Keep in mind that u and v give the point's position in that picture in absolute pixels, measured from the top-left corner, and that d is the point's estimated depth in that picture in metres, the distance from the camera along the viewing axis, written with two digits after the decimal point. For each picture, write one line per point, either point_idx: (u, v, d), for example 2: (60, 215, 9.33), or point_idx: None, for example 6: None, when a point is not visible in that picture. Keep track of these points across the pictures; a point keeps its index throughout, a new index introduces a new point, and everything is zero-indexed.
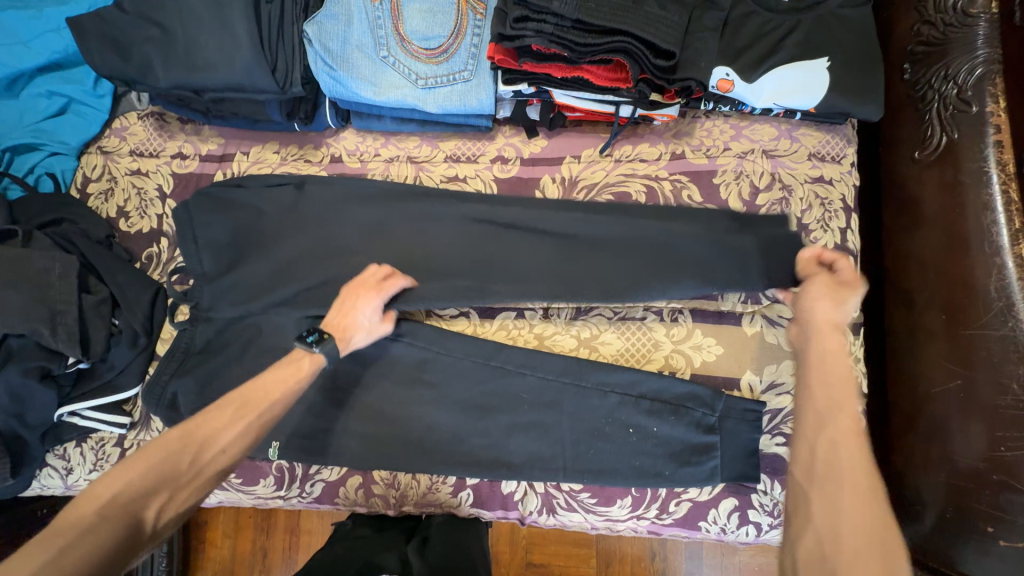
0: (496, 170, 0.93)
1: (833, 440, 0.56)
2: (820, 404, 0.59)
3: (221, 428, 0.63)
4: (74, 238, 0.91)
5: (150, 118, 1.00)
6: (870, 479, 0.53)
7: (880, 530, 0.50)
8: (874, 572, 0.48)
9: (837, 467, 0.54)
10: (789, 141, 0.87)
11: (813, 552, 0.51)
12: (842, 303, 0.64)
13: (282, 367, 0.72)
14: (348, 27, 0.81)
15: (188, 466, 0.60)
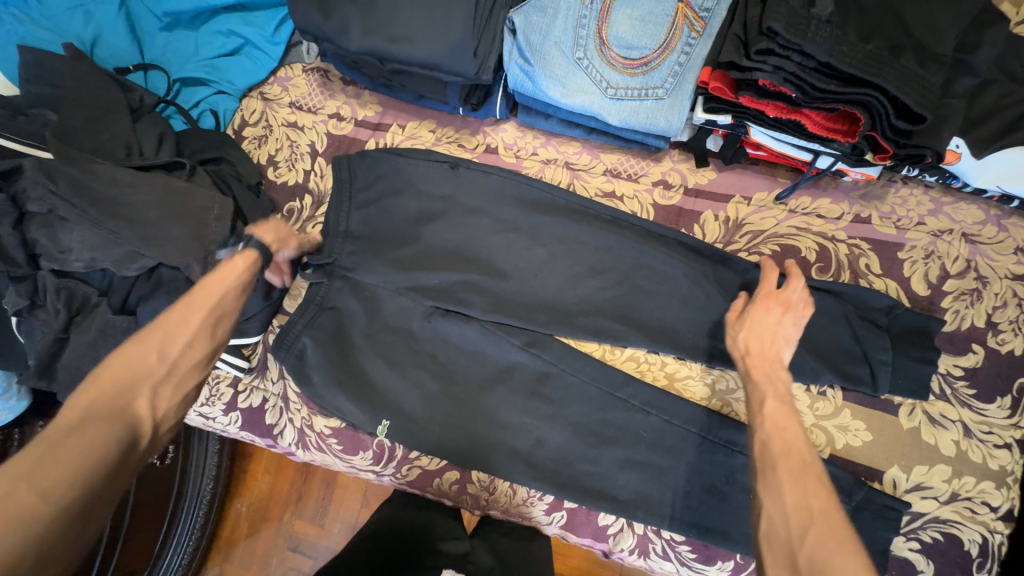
0: (657, 194, 0.88)
1: (764, 437, 0.60)
2: (752, 413, 0.63)
3: (184, 321, 0.64)
4: (229, 179, 0.92)
5: (314, 73, 1.00)
6: (806, 466, 0.56)
7: (822, 510, 0.52)
8: (823, 551, 0.49)
9: (774, 461, 0.57)
10: (995, 229, 0.79)
11: (776, 544, 0.52)
12: (766, 317, 0.71)
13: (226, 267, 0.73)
14: (552, 22, 0.77)
15: (160, 362, 0.60)
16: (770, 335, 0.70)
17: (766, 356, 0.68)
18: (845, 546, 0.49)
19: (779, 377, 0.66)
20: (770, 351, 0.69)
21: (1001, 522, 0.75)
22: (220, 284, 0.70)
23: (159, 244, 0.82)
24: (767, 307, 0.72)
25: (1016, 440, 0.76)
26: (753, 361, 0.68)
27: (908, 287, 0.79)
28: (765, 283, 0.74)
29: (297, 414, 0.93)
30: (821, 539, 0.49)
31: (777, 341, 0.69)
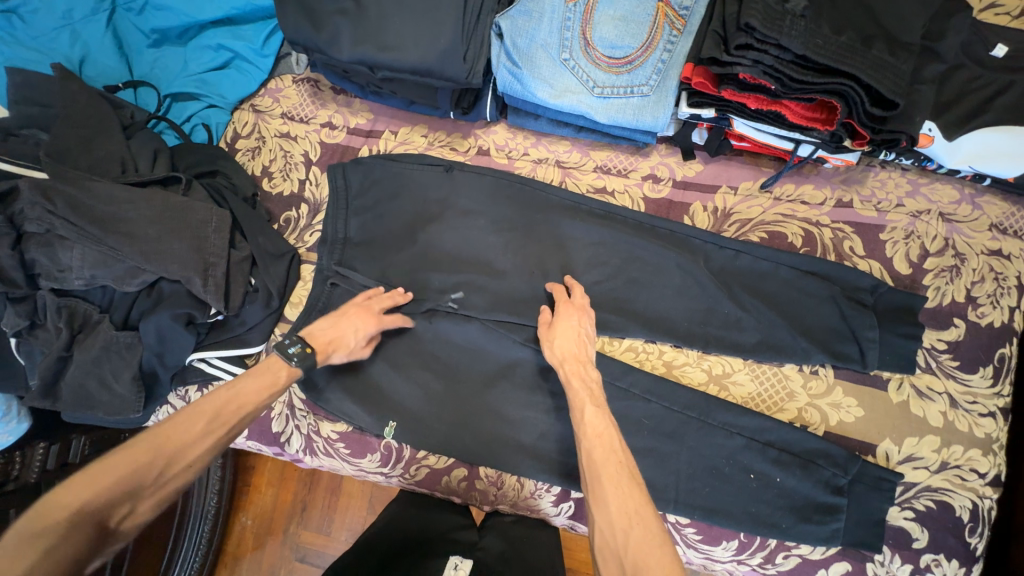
0: (647, 188, 0.90)
1: (586, 449, 0.65)
2: (576, 423, 0.69)
3: (192, 427, 0.62)
4: (225, 191, 0.93)
5: (304, 84, 1.01)
6: (620, 467, 0.62)
7: (635, 508, 0.58)
8: (638, 548, 0.55)
9: (597, 470, 0.63)
10: (970, 207, 0.82)
11: (608, 554, 0.57)
12: (570, 321, 0.78)
13: (262, 377, 0.70)
14: (538, 25, 0.79)
15: (156, 480, 0.58)
16: (580, 335, 0.77)
17: (577, 358, 0.75)
18: (657, 544, 0.55)
19: (590, 377, 0.73)
20: (580, 352, 0.75)
21: (989, 488, 0.78)
22: (245, 394, 0.67)
23: (159, 258, 0.82)
24: (569, 312, 0.79)
25: (999, 409, 0.79)
26: (569, 366, 0.74)
27: (891, 266, 0.82)
28: (560, 296, 0.82)
29: (303, 421, 0.94)
30: (640, 539, 0.56)
31: (587, 340, 0.76)
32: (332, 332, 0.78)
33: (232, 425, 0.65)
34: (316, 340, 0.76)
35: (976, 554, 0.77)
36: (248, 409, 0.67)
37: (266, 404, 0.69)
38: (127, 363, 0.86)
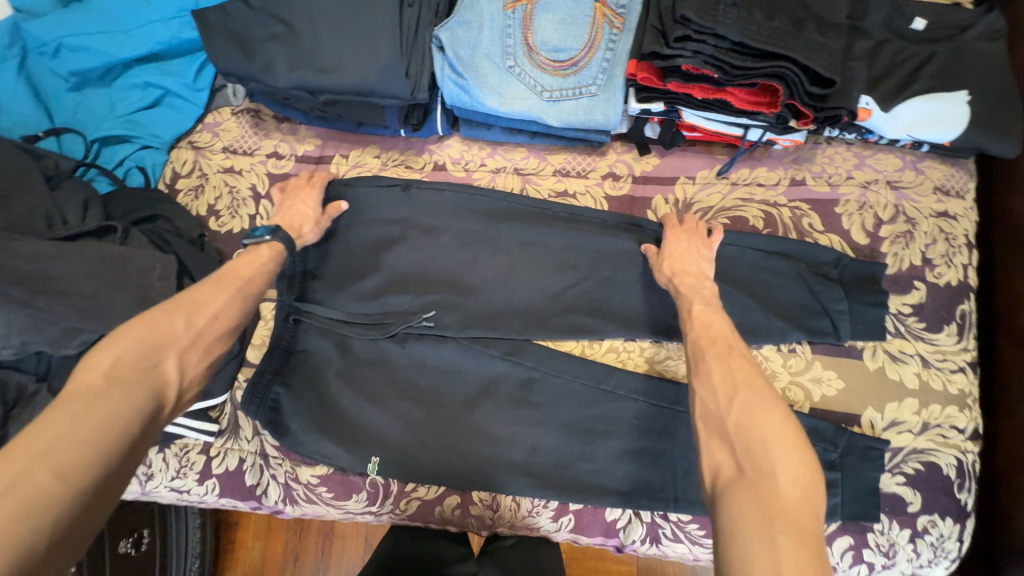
0: (607, 187, 0.90)
1: (695, 333, 0.69)
2: (684, 318, 0.72)
3: (206, 297, 0.67)
4: (168, 236, 0.87)
5: (244, 115, 0.96)
6: (730, 348, 0.66)
7: (745, 378, 0.62)
8: (748, 408, 0.59)
9: (703, 350, 0.66)
10: (913, 173, 0.85)
11: (710, 418, 0.61)
12: (679, 244, 0.79)
13: (248, 254, 0.75)
14: (478, 35, 0.78)
15: (185, 329, 0.63)
16: (698, 258, 0.78)
17: (691, 273, 0.76)
18: (769, 408, 0.59)
19: (704, 286, 0.75)
20: (691, 269, 0.76)
21: (970, 442, 0.80)
22: (246, 266, 0.73)
23: (99, 315, 0.76)
24: (678, 236, 0.80)
25: (968, 363, 0.82)
26: (680, 280, 0.75)
27: (850, 238, 0.84)
28: (669, 220, 0.83)
29: (279, 469, 0.88)
30: (746, 404, 0.59)
31: (705, 264, 0.77)
32: (289, 216, 0.82)
33: (241, 290, 0.70)
34: (280, 224, 0.81)
35: (967, 509, 0.79)
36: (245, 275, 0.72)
37: (261, 269, 0.74)
38: None
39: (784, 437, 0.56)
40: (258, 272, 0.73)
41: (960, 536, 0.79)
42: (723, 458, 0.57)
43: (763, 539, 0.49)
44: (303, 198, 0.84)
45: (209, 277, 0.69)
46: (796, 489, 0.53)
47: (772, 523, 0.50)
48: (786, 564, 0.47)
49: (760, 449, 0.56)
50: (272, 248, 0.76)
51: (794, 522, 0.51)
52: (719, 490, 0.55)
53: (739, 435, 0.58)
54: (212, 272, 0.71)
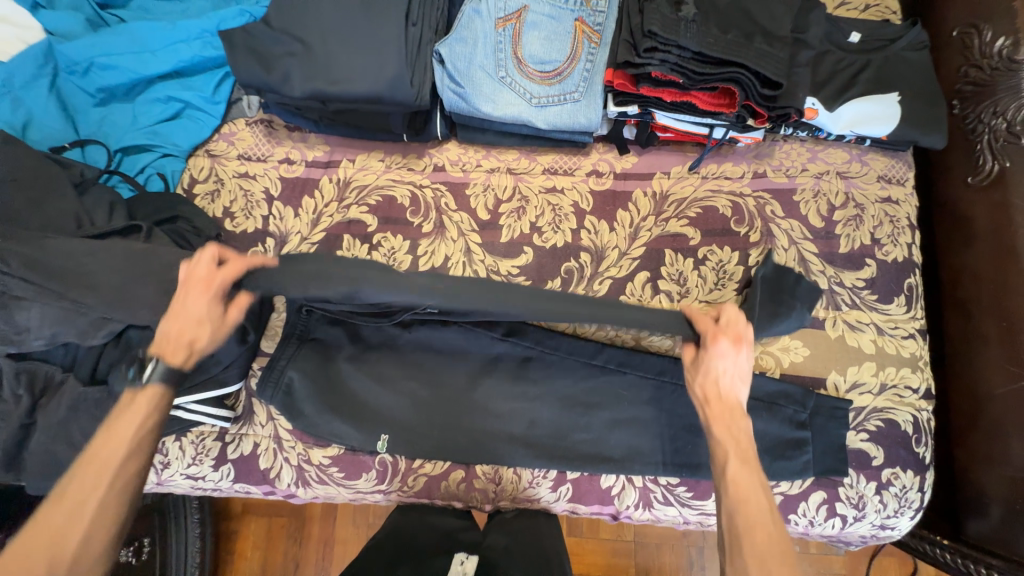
0: (592, 182, 1.00)
1: (731, 510, 0.69)
2: (719, 479, 0.72)
3: (59, 515, 0.63)
4: (188, 234, 0.93)
5: (258, 125, 1.05)
6: (769, 541, 0.65)
7: None
8: None
9: (739, 537, 0.66)
10: (860, 164, 0.97)
11: None
12: (721, 362, 0.77)
13: (124, 415, 0.71)
14: (473, 50, 0.88)
15: (62, 556, 0.61)
16: (733, 396, 0.76)
17: (722, 401, 0.76)
18: None
19: (740, 427, 0.74)
20: (729, 399, 0.76)
21: (924, 400, 0.89)
22: (116, 437, 0.68)
23: (125, 305, 0.81)
24: (720, 346, 0.77)
25: (918, 330, 0.91)
26: (711, 408, 0.76)
27: (808, 222, 0.95)
28: (705, 326, 0.79)
29: (292, 452, 0.93)
30: None
31: (744, 411, 0.76)
32: (177, 327, 0.76)
33: (115, 472, 0.67)
34: (166, 344, 0.75)
35: (926, 462, 0.88)
36: (123, 450, 0.68)
37: (140, 432, 0.70)
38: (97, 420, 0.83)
39: None
40: (132, 437, 0.69)
41: (922, 488, 0.88)
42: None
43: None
44: (188, 300, 0.76)
45: (77, 467, 0.66)
46: None
47: None
48: None
49: None
50: (148, 395, 0.72)
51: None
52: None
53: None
54: (80, 454, 0.67)
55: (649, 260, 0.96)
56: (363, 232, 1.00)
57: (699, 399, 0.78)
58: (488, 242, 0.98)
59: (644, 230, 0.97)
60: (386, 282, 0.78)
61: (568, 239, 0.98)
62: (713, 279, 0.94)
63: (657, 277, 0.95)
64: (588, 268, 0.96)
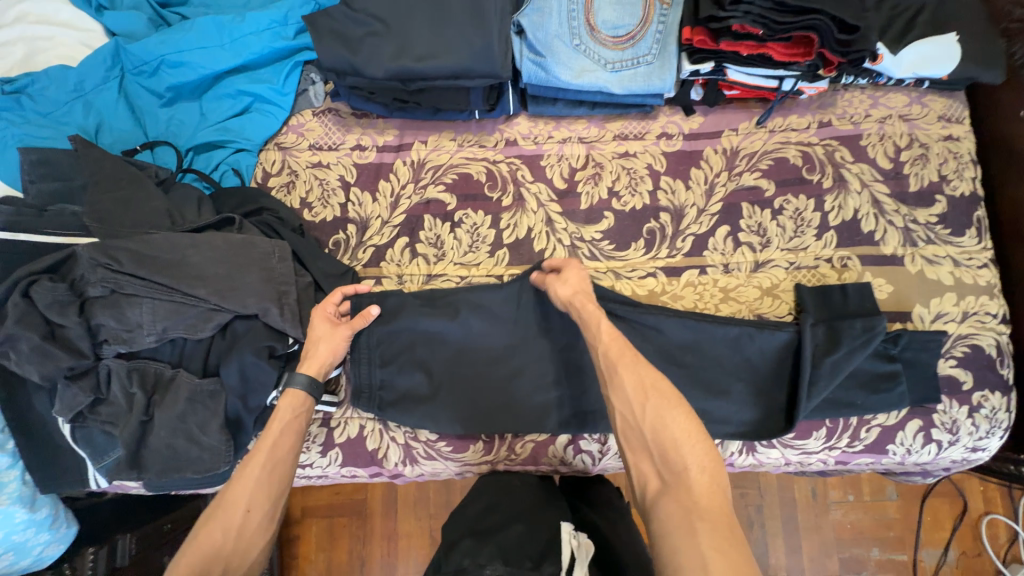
0: (663, 145, 1.02)
1: (603, 349, 0.75)
2: (591, 336, 0.77)
3: (241, 492, 0.69)
4: (276, 224, 0.94)
5: (326, 114, 1.05)
6: (636, 360, 0.73)
7: (654, 385, 0.70)
8: (658, 412, 0.68)
9: (618, 382, 0.71)
10: (920, 106, 1.00)
11: (629, 427, 0.69)
12: (573, 272, 0.85)
13: (274, 418, 0.78)
14: (549, 19, 0.90)
15: (225, 536, 0.67)
16: (585, 284, 0.84)
17: (586, 294, 0.83)
18: (692, 432, 0.66)
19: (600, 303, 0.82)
20: (584, 291, 0.83)
21: (1003, 325, 0.94)
22: (280, 448, 0.75)
23: (233, 295, 0.83)
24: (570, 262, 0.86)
25: (990, 260, 0.96)
26: (578, 300, 0.81)
27: (876, 165, 0.98)
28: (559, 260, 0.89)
29: (398, 431, 0.94)
30: (655, 409, 0.68)
31: (592, 292, 0.84)
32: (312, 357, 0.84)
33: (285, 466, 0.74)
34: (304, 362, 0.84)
35: (1010, 382, 0.92)
36: (281, 447, 0.75)
37: (296, 438, 0.77)
38: (213, 412, 0.84)
39: (700, 452, 0.65)
40: (284, 432, 0.76)
41: (1008, 408, 0.92)
42: (648, 472, 0.67)
43: (687, 542, 0.59)
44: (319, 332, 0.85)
45: (246, 456, 0.73)
46: (705, 480, 0.63)
47: (690, 515, 0.61)
48: (704, 545, 0.58)
49: (673, 451, 0.66)
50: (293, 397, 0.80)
51: (709, 513, 0.61)
52: (650, 504, 0.64)
53: (654, 440, 0.67)
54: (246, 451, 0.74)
55: (727, 215, 0.99)
56: (444, 211, 1.01)
57: (565, 301, 0.83)
58: (569, 210, 1.00)
59: (719, 186, 1.00)
60: (507, 395, 0.92)
61: (646, 201, 1.00)
62: (792, 227, 0.97)
63: (737, 230, 0.98)
64: (669, 227, 0.99)
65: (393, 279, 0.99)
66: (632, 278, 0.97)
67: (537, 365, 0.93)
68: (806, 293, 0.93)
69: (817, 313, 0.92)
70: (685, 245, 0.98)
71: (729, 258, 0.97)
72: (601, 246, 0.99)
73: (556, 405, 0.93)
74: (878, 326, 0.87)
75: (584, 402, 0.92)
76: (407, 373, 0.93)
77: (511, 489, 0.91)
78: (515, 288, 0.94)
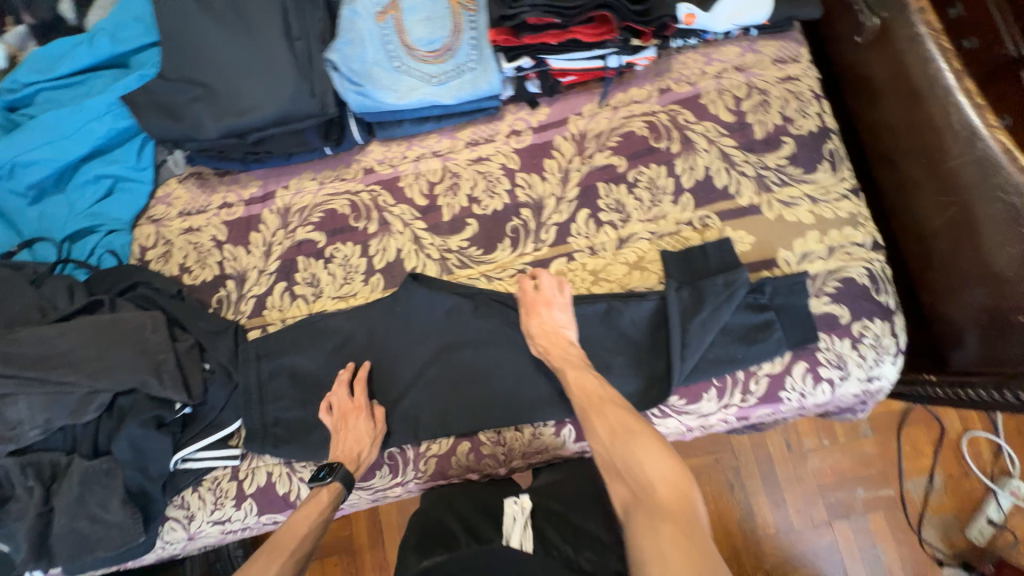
0: (513, 143, 1.04)
1: (574, 394, 0.83)
2: (565, 385, 0.85)
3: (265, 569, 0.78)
4: (151, 296, 0.98)
5: (190, 179, 1.09)
6: (604, 398, 0.81)
7: (620, 420, 0.78)
8: (626, 440, 0.75)
9: (590, 419, 0.80)
10: (752, 54, 1.01)
11: (605, 459, 0.76)
12: (541, 318, 0.89)
13: (304, 506, 0.87)
14: (363, 48, 0.93)
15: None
16: (559, 334, 0.88)
17: (559, 345, 0.88)
18: (660, 451, 0.73)
19: (572, 352, 0.87)
20: (559, 340, 0.88)
21: (873, 252, 0.93)
22: (302, 531, 0.83)
23: (107, 374, 0.86)
24: (539, 305, 0.90)
25: (848, 190, 0.96)
26: (551, 353, 0.87)
27: (720, 120, 0.99)
28: (525, 292, 0.92)
29: (306, 471, 0.95)
30: (624, 439, 0.75)
31: (568, 341, 0.88)
32: (346, 447, 0.89)
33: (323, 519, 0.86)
34: (341, 458, 0.89)
35: (890, 307, 0.92)
36: (301, 532, 0.83)
37: (317, 521, 0.85)
38: (111, 489, 0.86)
39: (663, 468, 0.71)
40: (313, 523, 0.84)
41: (893, 331, 0.92)
42: (622, 492, 0.72)
43: (650, 540, 0.63)
44: (358, 426, 0.89)
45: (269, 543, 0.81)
46: (671, 489, 0.69)
47: (654, 517, 0.65)
48: (664, 541, 0.62)
49: (640, 468, 0.72)
50: (330, 489, 0.88)
51: (672, 514, 0.66)
52: (626, 520, 0.69)
53: (622, 463, 0.74)
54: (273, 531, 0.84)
55: (586, 198, 1.00)
56: (315, 249, 1.04)
57: (540, 352, 0.89)
58: (433, 225, 1.02)
59: (574, 171, 1.01)
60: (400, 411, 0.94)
61: (506, 201, 1.02)
62: (649, 198, 0.98)
63: (597, 211, 0.99)
64: (531, 221, 1.00)
65: (277, 325, 1.01)
66: (503, 278, 0.98)
67: (421, 378, 0.95)
68: (670, 259, 0.94)
69: (681, 277, 0.93)
70: (548, 237, 0.99)
71: (593, 240, 0.98)
72: (469, 253, 1.00)
73: (445, 414, 0.94)
74: (739, 279, 0.88)
75: (470, 406, 0.94)
76: (288, 406, 0.95)
77: (434, 500, 0.93)
78: (387, 309, 0.97)
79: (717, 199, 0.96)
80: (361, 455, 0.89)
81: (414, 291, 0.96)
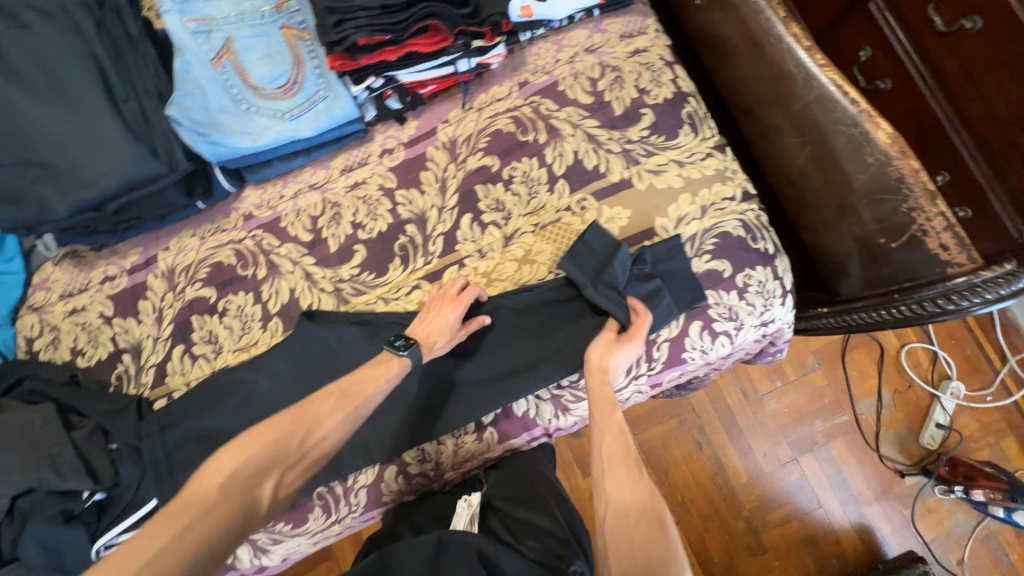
0: (386, 162, 1.04)
1: (603, 442, 0.76)
2: (594, 426, 0.78)
3: (315, 415, 0.77)
4: (39, 388, 0.95)
5: (66, 260, 1.06)
6: (630, 460, 0.74)
7: (644, 493, 0.71)
8: (648, 525, 0.67)
9: (609, 475, 0.73)
10: (599, 34, 1.04)
11: (616, 527, 0.67)
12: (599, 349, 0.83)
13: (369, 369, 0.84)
14: (204, 98, 0.90)
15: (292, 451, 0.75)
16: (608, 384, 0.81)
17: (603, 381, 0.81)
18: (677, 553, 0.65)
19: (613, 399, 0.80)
20: (603, 379, 0.81)
21: (744, 203, 0.97)
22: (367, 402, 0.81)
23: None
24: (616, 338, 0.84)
25: (711, 148, 0.99)
26: (592, 385, 0.81)
27: (580, 103, 1.01)
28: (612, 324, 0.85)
29: None
30: (642, 515, 0.68)
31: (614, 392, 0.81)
32: (427, 327, 0.87)
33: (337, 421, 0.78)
34: (419, 335, 0.86)
35: (770, 253, 0.96)
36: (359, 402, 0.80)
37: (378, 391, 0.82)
38: None
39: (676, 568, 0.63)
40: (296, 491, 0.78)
41: (776, 275, 0.95)
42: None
43: None
44: (444, 313, 0.87)
45: (332, 390, 0.80)
46: None
47: None
48: None
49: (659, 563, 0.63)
50: (401, 364, 0.83)
51: None
52: None
53: (638, 541, 0.65)
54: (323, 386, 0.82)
55: (466, 203, 1.00)
56: (208, 305, 1.01)
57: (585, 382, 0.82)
58: (322, 258, 1.01)
59: (451, 179, 1.02)
60: None
61: (390, 220, 1.01)
62: (526, 191, 0.99)
63: (479, 214, 1.00)
64: (418, 236, 1.00)
65: (182, 390, 0.98)
66: (399, 297, 0.98)
67: None
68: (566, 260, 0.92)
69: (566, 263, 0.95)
70: (437, 248, 0.99)
71: (481, 242, 0.99)
72: (361, 279, 1.00)
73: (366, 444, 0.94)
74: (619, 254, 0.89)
75: (388, 431, 0.94)
76: None
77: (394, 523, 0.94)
78: (287, 352, 0.95)
79: (590, 180, 0.98)
80: (436, 344, 0.86)
81: (310, 329, 0.95)
